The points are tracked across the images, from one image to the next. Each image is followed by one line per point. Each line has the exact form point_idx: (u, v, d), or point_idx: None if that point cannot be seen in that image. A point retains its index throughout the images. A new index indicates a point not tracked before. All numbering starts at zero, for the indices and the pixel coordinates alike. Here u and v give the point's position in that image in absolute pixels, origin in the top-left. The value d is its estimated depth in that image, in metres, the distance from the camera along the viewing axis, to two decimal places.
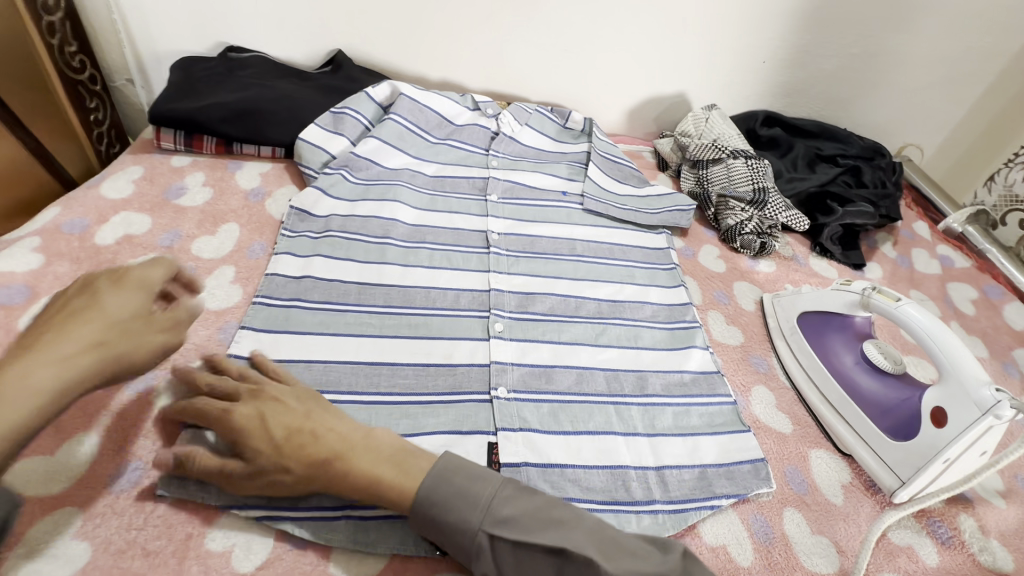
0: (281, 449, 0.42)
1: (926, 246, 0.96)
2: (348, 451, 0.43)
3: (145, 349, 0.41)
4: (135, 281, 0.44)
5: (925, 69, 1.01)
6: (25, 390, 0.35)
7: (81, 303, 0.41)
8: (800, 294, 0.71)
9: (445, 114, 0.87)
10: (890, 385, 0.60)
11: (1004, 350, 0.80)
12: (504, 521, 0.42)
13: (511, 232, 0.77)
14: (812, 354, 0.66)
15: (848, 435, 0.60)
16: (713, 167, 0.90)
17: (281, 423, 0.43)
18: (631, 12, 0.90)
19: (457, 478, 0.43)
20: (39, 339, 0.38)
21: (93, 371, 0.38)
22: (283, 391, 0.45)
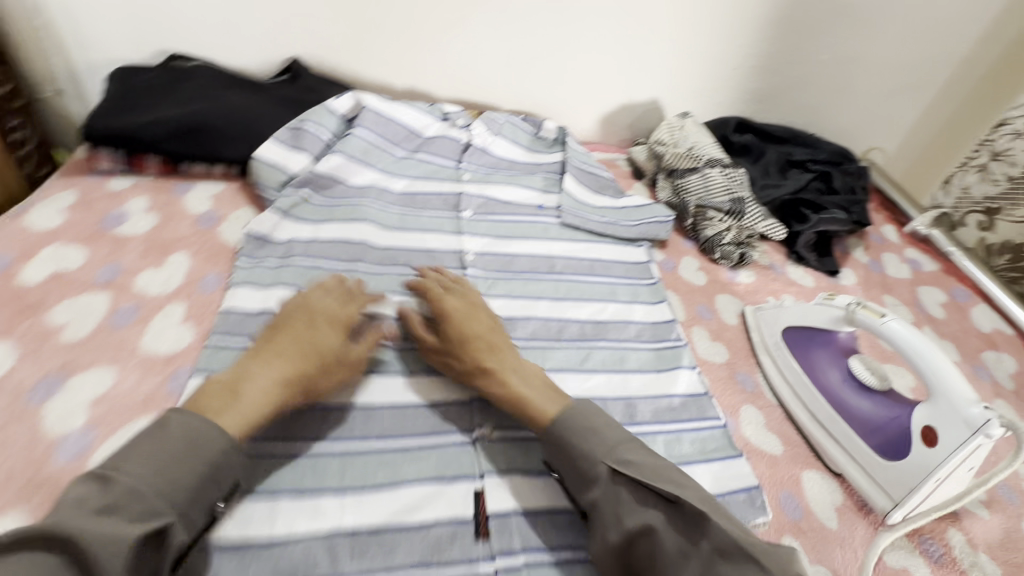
0: (459, 347, 0.55)
1: (895, 249, 0.97)
2: (509, 367, 0.54)
3: (328, 380, 0.50)
4: (338, 321, 0.53)
5: (889, 75, 1.03)
6: (256, 397, 0.45)
7: (299, 325, 0.51)
8: (783, 308, 0.70)
9: (414, 126, 0.82)
10: (878, 402, 0.59)
11: (974, 353, 0.82)
12: (628, 463, 0.47)
13: (488, 252, 0.74)
14: (799, 370, 0.65)
15: (838, 454, 0.59)
16: (690, 176, 0.88)
17: (466, 330, 0.56)
18: (604, 19, 0.88)
19: (592, 418, 0.51)
20: (272, 347, 0.49)
21: (293, 393, 0.48)
22: (484, 316, 0.59)
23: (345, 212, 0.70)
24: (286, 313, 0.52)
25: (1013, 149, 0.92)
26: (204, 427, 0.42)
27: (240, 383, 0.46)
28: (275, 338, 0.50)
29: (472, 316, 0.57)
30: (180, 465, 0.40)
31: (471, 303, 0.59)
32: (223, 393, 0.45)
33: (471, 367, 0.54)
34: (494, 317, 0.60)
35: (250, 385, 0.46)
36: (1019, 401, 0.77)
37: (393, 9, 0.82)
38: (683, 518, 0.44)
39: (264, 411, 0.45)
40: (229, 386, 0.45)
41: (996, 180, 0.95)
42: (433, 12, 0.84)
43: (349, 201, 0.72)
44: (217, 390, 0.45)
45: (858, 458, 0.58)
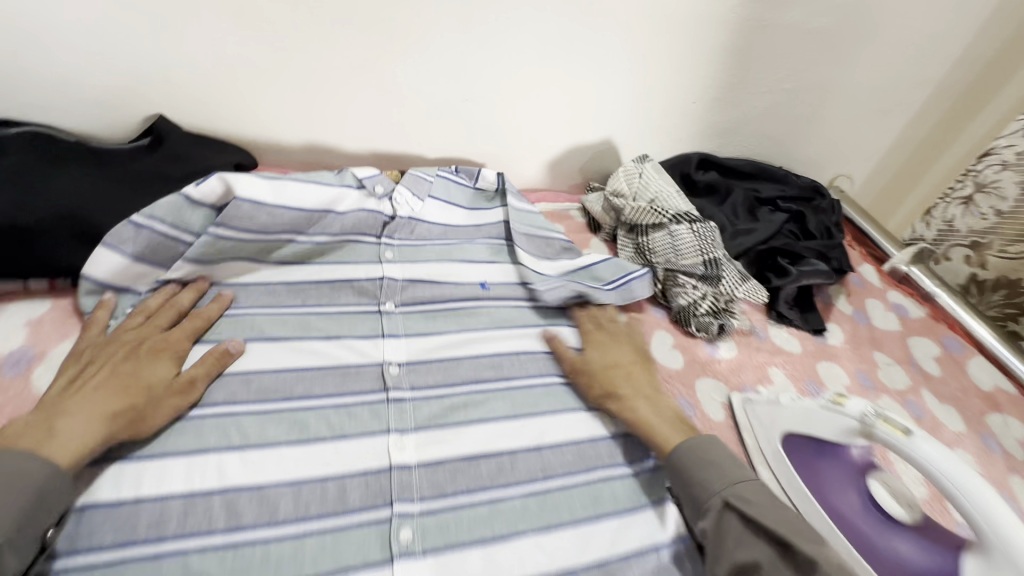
0: (588, 373, 0.60)
1: (878, 295, 0.88)
2: (639, 393, 0.58)
3: (159, 414, 0.47)
4: (168, 350, 0.52)
5: (856, 102, 0.94)
6: (77, 433, 0.43)
7: (117, 358, 0.49)
8: (780, 405, 0.58)
9: (313, 207, 0.63)
10: (910, 539, 0.48)
11: (979, 419, 0.73)
12: (744, 498, 0.47)
13: (418, 359, 0.59)
14: (807, 492, 0.53)
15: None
16: (655, 234, 0.76)
17: (600, 359, 0.61)
18: (544, 55, 0.75)
19: (713, 451, 0.51)
20: (93, 381, 0.47)
21: (120, 431, 0.45)
22: (625, 348, 0.64)
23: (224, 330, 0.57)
24: (99, 348, 0.51)
25: (1000, 181, 0.84)
26: (15, 461, 0.39)
27: (56, 418, 0.43)
28: (89, 376, 0.48)
29: (603, 348, 0.63)
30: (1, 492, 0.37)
31: (614, 335, 0.66)
32: (34, 430, 0.42)
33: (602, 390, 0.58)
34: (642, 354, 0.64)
35: (67, 425, 0.43)
36: None
37: (283, 53, 0.66)
38: (797, 563, 0.42)
39: (84, 446, 0.42)
40: (43, 422, 0.43)
41: (982, 214, 0.88)
42: (335, 54, 0.68)
43: (235, 313, 0.58)
44: (27, 429, 0.42)
45: None
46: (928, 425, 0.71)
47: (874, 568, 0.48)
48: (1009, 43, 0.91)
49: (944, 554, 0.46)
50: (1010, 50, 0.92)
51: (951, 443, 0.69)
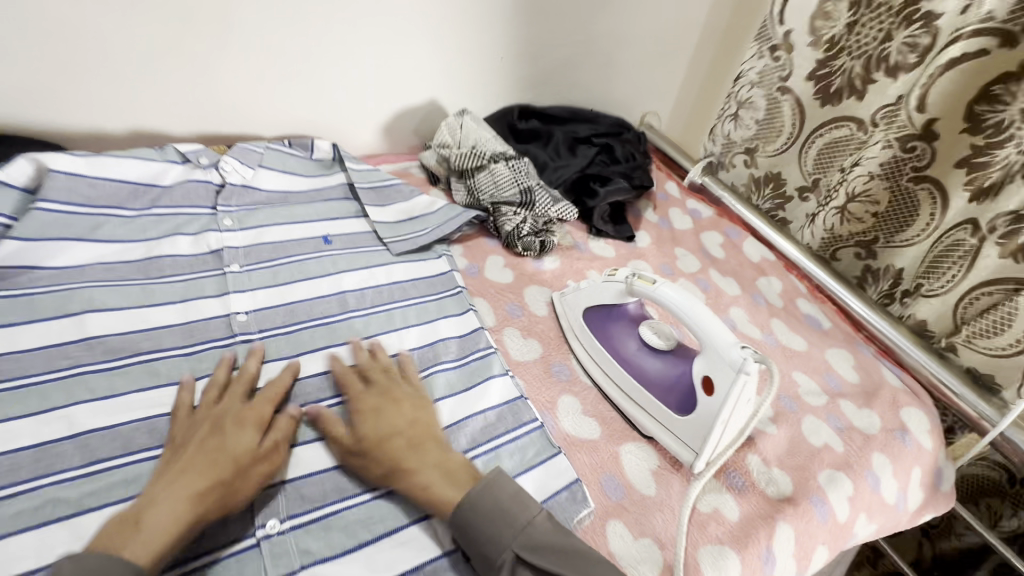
0: (368, 451, 0.51)
1: (678, 204, 1.06)
2: (417, 450, 0.51)
3: (249, 484, 0.46)
4: (250, 420, 0.50)
5: (641, 45, 1.11)
6: (165, 521, 0.41)
7: (202, 435, 0.48)
8: (580, 289, 0.71)
9: (139, 180, 0.68)
10: (668, 361, 0.64)
11: (751, 283, 0.93)
12: (535, 547, 0.46)
13: (264, 306, 0.65)
14: (601, 348, 0.67)
15: (645, 422, 0.62)
16: (479, 175, 0.87)
17: (376, 431, 0.52)
18: (347, 22, 0.82)
19: (502, 495, 0.49)
20: (177, 466, 0.45)
21: (206, 509, 0.43)
22: (405, 404, 0.55)
23: (60, 304, 0.57)
24: (187, 429, 0.49)
25: (752, 97, 1.02)
26: (99, 565, 0.37)
27: (143, 511, 0.42)
28: (178, 457, 0.46)
29: (384, 411, 0.54)
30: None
31: (385, 393, 0.56)
32: (123, 525, 0.41)
33: (384, 469, 0.50)
34: (428, 412, 0.56)
35: (153, 512, 0.42)
36: (789, 316, 0.88)
37: (79, 42, 0.68)
38: None
39: (171, 536, 0.41)
40: (135, 514, 0.42)
41: (746, 124, 1.05)
42: (135, 37, 0.70)
43: (67, 289, 0.59)
44: (117, 526, 0.41)
45: (664, 421, 0.61)
46: (712, 295, 0.89)
47: (647, 389, 0.63)
48: None
49: (686, 364, 0.63)
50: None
51: (729, 304, 0.88)
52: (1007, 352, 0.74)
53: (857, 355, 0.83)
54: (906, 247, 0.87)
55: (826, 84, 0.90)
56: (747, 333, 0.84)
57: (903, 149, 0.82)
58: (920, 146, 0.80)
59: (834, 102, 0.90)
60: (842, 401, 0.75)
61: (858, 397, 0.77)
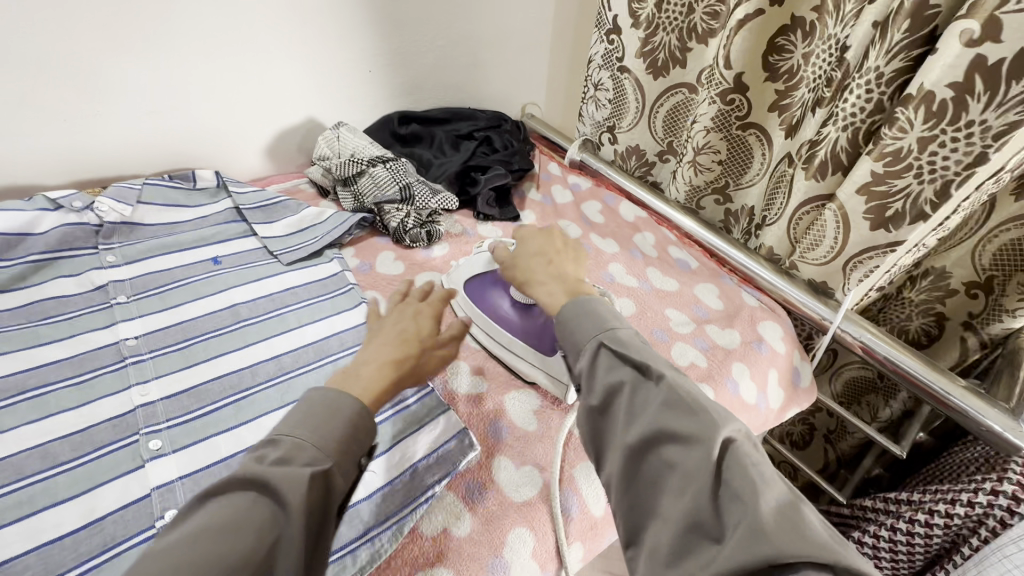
0: (524, 263, 0.64)
1: (560, 181, 1.16)
2: (563, 274, 0.61)
3: (430, 364, 0.54)
4: (432, 308, 0.58)
5: (502, 41, 1.20)
6: (369, 380, 0.48)
7: (393, 317, 0.57)
8: (460, 268, 0.79)
9: (8, 230, 0.69)
10: (535, 315, 0.71)
11: (629, 240, 1.03)
12: (616, 337, 0.50)
13: (153, 329, 0.68)
14: (483, 316, 0.74)
15: (524, 370, 0.70)
16: (361, 180, 0.93)
17: (529, 250, 0.65)
18: (205, 55, 0.86)
19: (598, 303, 0.54)
20: (378, 339, 0.54)
21: (402, 372, 0.51)
22: (558, 239, 0.67)
23: None
24: (379, 318, 0.58)
25: (602, 80, 1.13)
26: (337, 396, 0.45)
27: (357, 364, 0.50)
28: (380, 326, 0.56)
29: (539, 240, 0.67)
30: (331, 420, 0.43)
31: (542, 230, 0.69)
32: (345, 374, 0.49)
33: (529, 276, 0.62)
34: (570, 250, 0.67)
35: (364, 367, 0.49)
36: (662, 263, 0.98)
37: None
38: (654, 381, 0.46)
39: (379, 387, 0.48)
40: (349, 367, 0.50)
41: (602, 104, 1.16)
42: None
43: None
44: (339, 373, 0.49)
45: (544, 366, 0.69)
46: (593, 255, 0.99)
47: (526, 343, 0.70)
48: None
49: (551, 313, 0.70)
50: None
51: (608, 260, 0.98)
52: (827, 259, 0.86)
53: (722, 286, 0.95)
54: (748, 187, 1.01)
55: (653, 59, 1.02)
56: (624, 283, 0.93)
57: (726, 102, 0.92)
58: (738, 97, 0.91)
59: (664, 74, 1.03)
60: (707, 326, 0.86)
61: (722, 319, 0.88)
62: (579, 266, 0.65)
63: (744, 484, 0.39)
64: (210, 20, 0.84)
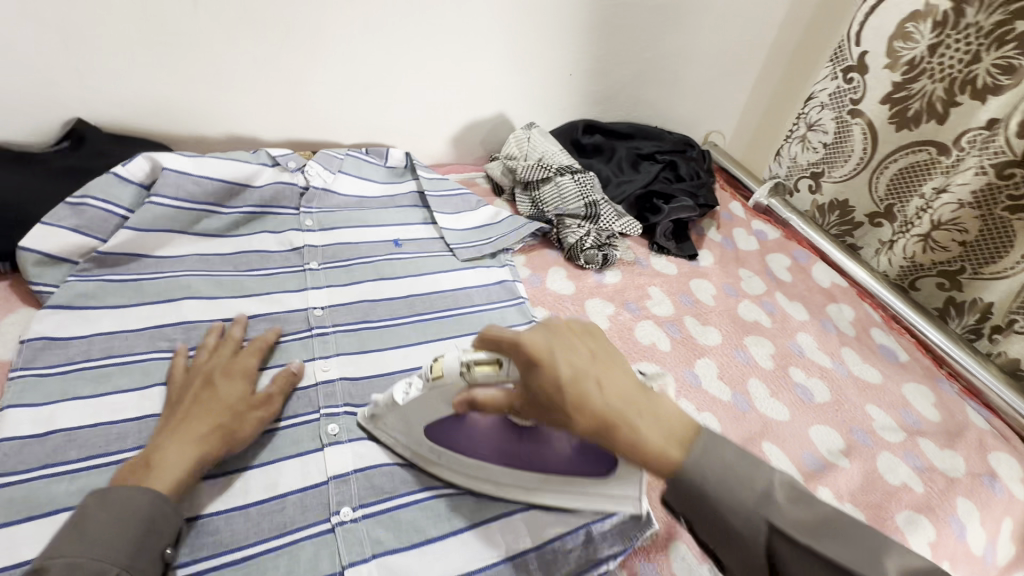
0: (553, 403, 0.42)
1: (743, 225, 1.04)
2: (634, 416, 0.42)
3: (247, 426, 0.50)
4: (239, 373, 0.54)
5: (711, 62, 1.10)
6: (176, 463, 0.45)
7: (196, 389, 0.51)
8: (387, 409, 0.51)
9: (233, 179, 0.72)
10: (553, 441, 0.48)
11: (820, 309, 0.89)
12: (761, 509, 0.40)
13: (338, 303, 0.68)
14: (461, 457, 0.51)
15: (579, 505, 0.50)
16: (544, 187, 0.89)
17: (559, 375, 0.42)
18: (428, 39, 0.86)
19: (717, 463, 0.42)
20: (181, 412, 0.49)
21: (208, 448, 0.47)
22: (578, 349, 0.44)
23: (163, 289, 0.62)
24: (182, 385, 0.53)
25: (822, 120, 0.99)
26: (120, 499, 0.42)
27: (154, 452, 0.46)
28: (178, 406, 0.50)
29: (560, 351, 0.43)
30: (116, 529, 0.40)
31: (549, 329, 0.45)
32: (137, 467, 0.45)
33: (593, 426, 0.42)
34: (589, 330, 0.47)
35: (163, 453, 0.46)
36: (861, 346, 0.84)
37: (193, 51, 0.74)
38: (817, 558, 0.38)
39: (182, 470, 0.45)
40: (145, 459, 0.45)
41: (814, 148, 1.02)
42: (239, 50, 0.76)
43: (169, 277, 0.64)
44: (132, 467, 0.45)
45: (584, 493, 0.49)
46: (778, 318, 0.86)
47: (550, 473, 0.49)
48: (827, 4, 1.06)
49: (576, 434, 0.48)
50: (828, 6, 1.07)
51: (796, 329, 0.85)
52: None
53: (937, 392, 0.78)
54: (997, 278, 0.83)
55: (903, 107, 0.88)
56: (816, 361, 0.80)
57: (998, 176, 0.77)
58: (1018, 173, 0.75)
59: (913, 125, 0.88)
60: (921, 439, 0.70)
61: (939, 435, 0.72)
62: (631, 379, 0.44)
63: None
64: (444, 6, 0.83)
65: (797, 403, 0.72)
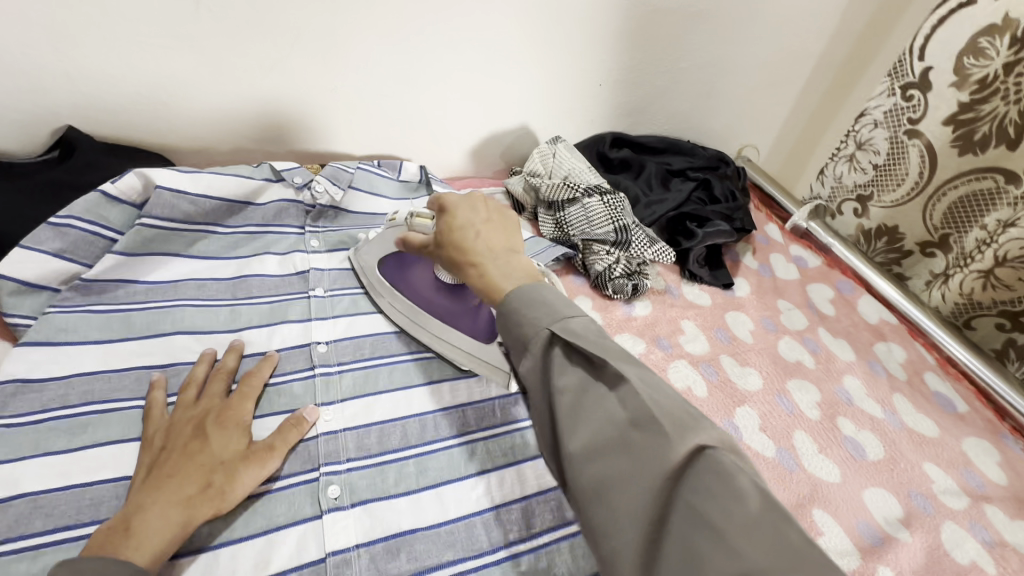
0: (444, 244, 0.53)
1: (780, 250, 0.97)
2: (492, 257, 0.49)
3: (240, 485, 0.45)
4: (232, 421, 0.49)
5: (751, 72, 1.02)
6: (158, 528, 0.40)
7: (185, 440, 0.46)
8: (370, 245, 0.68)
9: (234, 197, 0.66)
10: (458, 303, 0.65)
11: (867, 348, 0.82)
12: (571, 332, 0.40)
13: (344, 337, 0.62)
14: (399, 295, 0.66)
15: (465, 365, 0.62)
16: (570, 208, 0.82)
17: (454, 222, 0.52)
18: (451, 46, 0.79)
19: (549, 294, 0.44)
20: (167, 468, 0.44)
21: (195, 511, 0.42)
22: (482, 210, 0.54)
23: (152, 322, 0.57)
24: (168, 432, 0.47)
25: (872, 139, 0.92)
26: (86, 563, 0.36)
27: (133, 517, 0.41)
28: (162, 460, 0.45)
29: (462, 208, 0.54)
30: None
31: (470, 197, 0.55)
32: (112, 532, 0.40)
33: (456, 257, 0.51)
34: (505, 216, 0.55)
35: (143, 518, 0.41)
36: (915, 393, 0.76)
37: (193, 56, 0.67)
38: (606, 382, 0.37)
39: (166, 539, 0.40)
40: (124, 522, 0.41)
41: (863, 168, 0.95)
42: (245, 56, 0.70)
43: (158, 306, 0.58)
44: (106, 531, 0.40)
45: (473, 352, 0.62)
46: (822, 357, 0.79)
47: (454, 327, 0.64)
48: (883, 14, 0.98)
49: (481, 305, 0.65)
50: (885, 13, 0.98)
51: (842, 371, 0.77)
52: None
53: (1002, 449, 0.71)
54: None
55: (969, 129, 0.79)
56: (866, 410, 0.72)
57: None
58: None
59: (977, 150, 0.80)
60: (988, 507, 0.63)
61: (1007, 502, 0.65)
62: (513, 240, 0.52)
63: (704, 498, 0.31)
64: (470, 11, 0.76)
65: (848, 461, 0.65)
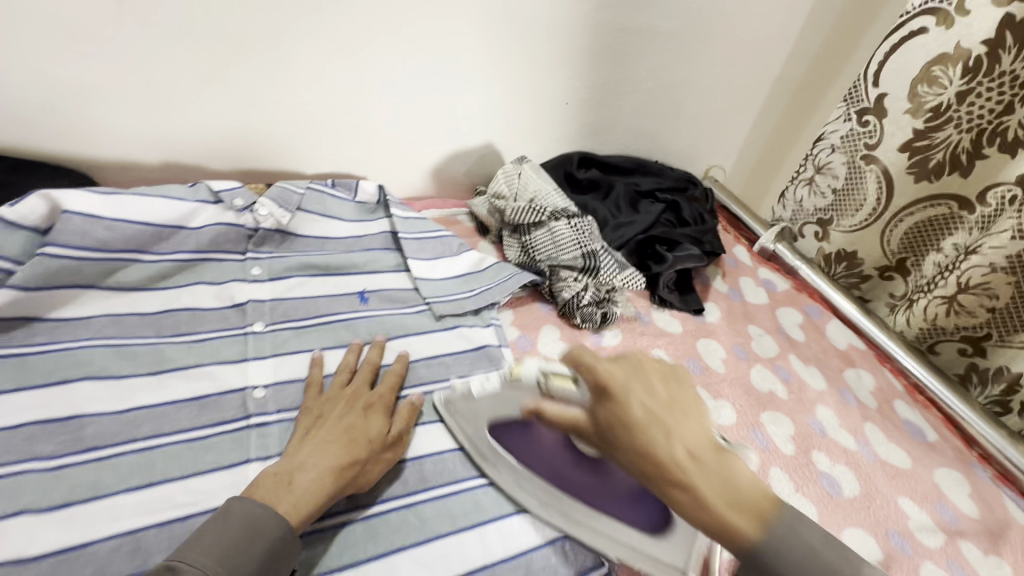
0: (624, 440, 0.41)
1: (749, 273, 0.95)
2: (688, 450, 0.39)
3: (376, 470, 0.51)
4: (377, 408, 0.54)
5: (717, 95, 1.02)
6: (311, 491, 0.46)
7: (341, 412, 0.53)
8: (471, 399, 0.58)
9: (162, 221, 0.59)
10: (609, 475, 0.52)
11: (837, 375, 0.80)
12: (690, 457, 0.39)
13: (287, 379, 0.57)
14: (520, 468, 0.55)
15: (615, 556, 0.51)
16: (536, 232, 0.79)
17: (631, 413, 0.41)
18: (410, 61, 0.75)
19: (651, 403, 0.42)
20: (321, 435, 0.50)
21: (344, 483, 0.47)
22: (652, 379, 0.43)
23: (53, 368, 0.49)
24: (323, 404, 0.54)
25: (832, 163, 0.91)
26: (262, 512, 0.42)
27: (294, 474, 0.46)
28: (319, 428, 0.51)
29: (633, 388, 0.42)
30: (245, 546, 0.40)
31: (633, 363, 0.44)
32: (278, 483, 0.45)
33: (649, 470, 0.40)
34: (681, 387, 0.44)
35: (303, 475, 0.46)
36: (885, 422, 0.75)
37: (117, 62, 0.60)
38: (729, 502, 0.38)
39: (316, 501, 0.45)
40: (287, 474, 0.46)
41: (823, 193, 0.94)
42: (176, 62, 0.63)
43: (63, 349, 0.51)
44: (273, 482, 0.45)
45: (631, 548, 0.51)
46: (794, 387, 0.77)
47: (604, 510, 0.52)
48: (841, 41, 0.99)
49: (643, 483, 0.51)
50: (844, 39, 0.99)
51: (814, 401, 0.75)
52: None
53: (972, 480, 0.70)
54: None
55: (923, 157, 0.79)
56: (840, 442, 0.70)
57: None
58: None
59: (933, 177, 0.80)
60: (962, 543, 0.62)
61: (980, 537, 0.63)
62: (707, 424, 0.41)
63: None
64: (430, 24, 0.72)
65: (825, 499, 0.63)
